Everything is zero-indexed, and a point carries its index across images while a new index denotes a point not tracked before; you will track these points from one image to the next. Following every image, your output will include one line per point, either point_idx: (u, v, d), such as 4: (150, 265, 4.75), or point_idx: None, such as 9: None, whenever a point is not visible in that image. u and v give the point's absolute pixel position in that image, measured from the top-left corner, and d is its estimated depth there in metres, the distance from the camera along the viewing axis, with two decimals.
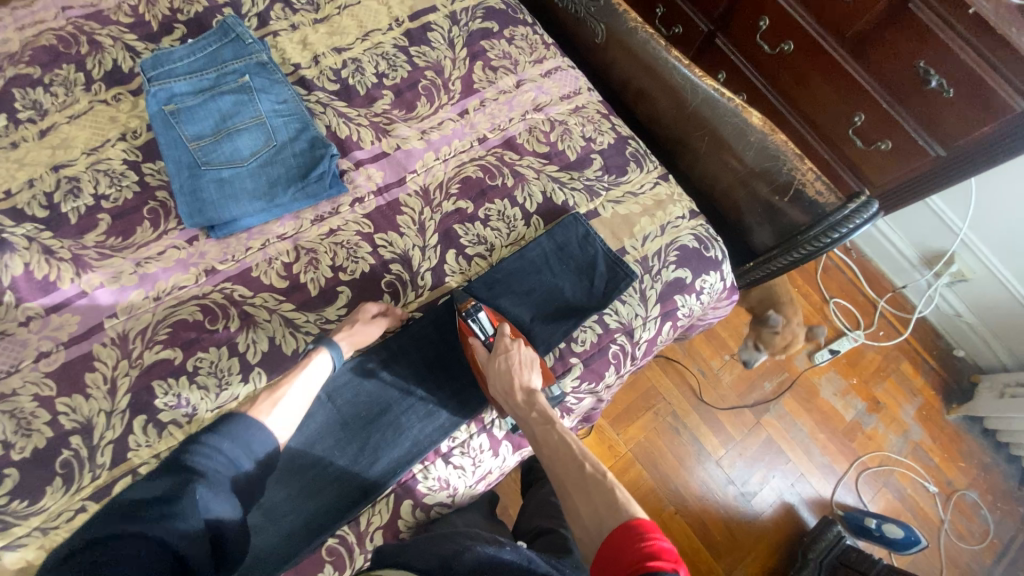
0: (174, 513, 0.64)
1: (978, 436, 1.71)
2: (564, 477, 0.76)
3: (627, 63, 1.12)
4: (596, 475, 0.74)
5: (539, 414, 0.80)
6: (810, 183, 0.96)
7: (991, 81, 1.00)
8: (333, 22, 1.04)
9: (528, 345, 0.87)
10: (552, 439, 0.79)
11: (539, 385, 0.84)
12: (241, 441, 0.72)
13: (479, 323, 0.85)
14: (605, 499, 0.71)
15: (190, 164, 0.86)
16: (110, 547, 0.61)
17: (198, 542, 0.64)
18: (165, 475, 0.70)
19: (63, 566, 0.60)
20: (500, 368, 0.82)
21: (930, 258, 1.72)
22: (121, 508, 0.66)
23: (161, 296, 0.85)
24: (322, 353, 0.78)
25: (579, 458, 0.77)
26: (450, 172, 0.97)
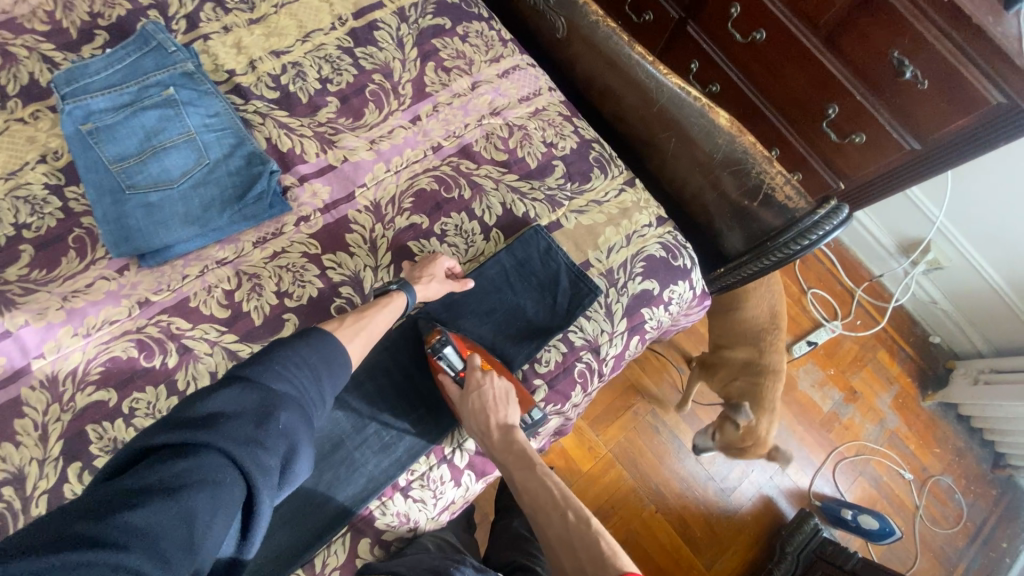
0: (258, 436, 0.56)
1: (953, 422, 1.73)
2: (547, 527, 0.80)
3: (590, 59, 1.06)
4: (579, 525, 0.78)
5: (519, 456, 0.80)
6: (780, 187, 0.93)
7: (969, 75, 0.96)
8: (269, 23, 0.96)
9: (500, 374, 0.83)
10: (532, 486, 0.81)
11: (516, 418, 0.81)
12: (325, 366, 0.68)
13: (448, 359, 0.80)
14: (589, 551, 0.74)
15: (113, 189, 0.79)
16: (197, 464, 0.50)
17: (272, 475, 0.56)
18: (240, 386, 0.60)
19: (123, 482, 0.47)
20: (473, 408, 0.78)
21: (907, 246, 1.70)
22: (189, 417, 0.55)
23: (91, 332, 0.79)
24: (404, 296, 0.81)
25: (560, 507, 0.80)
26: (403, 185, 0.91)
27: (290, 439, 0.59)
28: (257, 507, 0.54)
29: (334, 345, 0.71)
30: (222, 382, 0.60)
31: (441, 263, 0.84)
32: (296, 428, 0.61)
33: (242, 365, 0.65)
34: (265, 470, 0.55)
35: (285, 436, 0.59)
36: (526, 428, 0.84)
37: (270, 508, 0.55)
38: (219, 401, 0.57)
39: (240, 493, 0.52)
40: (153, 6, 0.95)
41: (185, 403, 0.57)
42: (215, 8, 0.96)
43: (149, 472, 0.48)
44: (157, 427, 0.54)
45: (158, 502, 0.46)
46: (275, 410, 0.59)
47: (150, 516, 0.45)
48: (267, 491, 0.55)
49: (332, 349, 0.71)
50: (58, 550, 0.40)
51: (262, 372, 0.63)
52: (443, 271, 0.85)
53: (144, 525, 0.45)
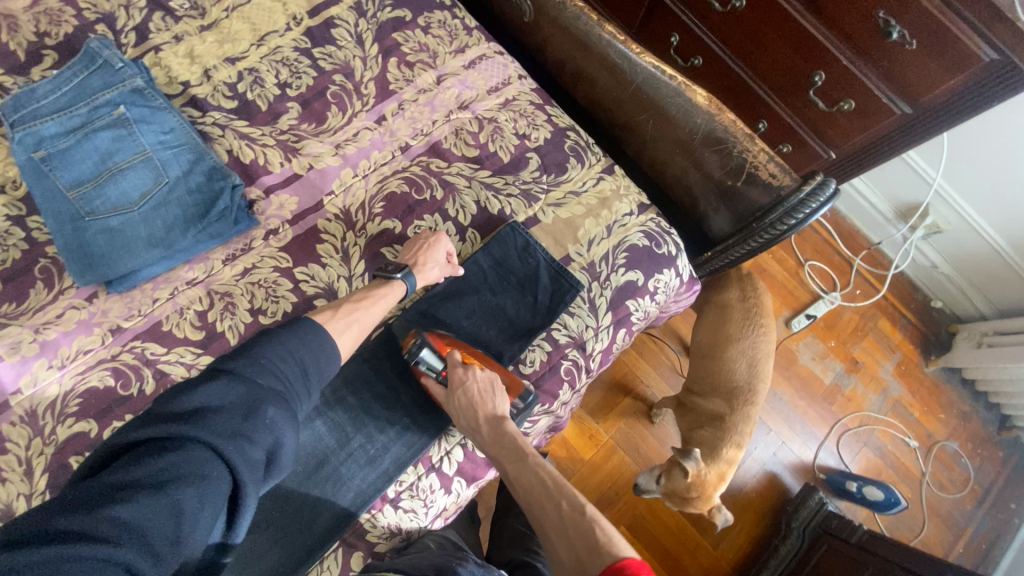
0: (243, 430, 0.55)
1: (957, 386, 1.71)
2: (542, 519, 0.76)
3: (561, 42, 1.02)
4: (574, 514, 0.74)
5: (510, 448, 0.77)
6: (763, 165, 0.88)
7: (959, 33, 0.91)
8: (222, 28, 0.92)
9: (483, 365, 0.81)
10: (525, 476, 0.77)
11: (506, 408, 0.79)
12: (313, 360, 0.68)
13: (427, 362, 0.78)
14: (584, 541, 0.70)
15: (72, 216, 0.77)
16: (183, 458, 0.50)
17: (257, 469, 0.55)
18: (225, 380, 0.59)
19: (108, 477, 0.47)
20: (461, 405, 0.76)
21: (904, 211, 1.65)
22: (174, 412, 0.54)
23: (66, 363, 0.76)
24: (403, 283, 0.80)
25: (554, 497, 0.76)
26: (372, 189, 0.88)
27: (276, 433, 0.59)
28: (244, 498, 0.53)
29: (323, 337, 0.71)
30: (206, 376, 0.59)
31: (433, 246, 0.82)
32: (282, 422, 0.60)
33: (227, 358, 0.64)
34: (251, 464, 0.54)
35: (270, 429, 0.58)
36: (517, 415, 0.81)
37: (256, 501, 0.55)
38: (203, 396, 0.56)
39: (226, 487, 0.51)
40: (101, 20, 0.91)
41: (169, 397, 0.56)
42: (165, 17, 0.92)
43: (135, 467, 0.48)
44: (140, 421, 0.53)
45: (145, 497, 0.46)
46: (261, 404, 0.59)
47: (138, 511, 0.45)
48: (253, 484, 0.54)
49: (320, 346, 0.70)
50: (45, 544, 0.40)
51: (247, 365, 0.62)
52: (443, 256, 0.83)
53: (133, 519, 0.45)
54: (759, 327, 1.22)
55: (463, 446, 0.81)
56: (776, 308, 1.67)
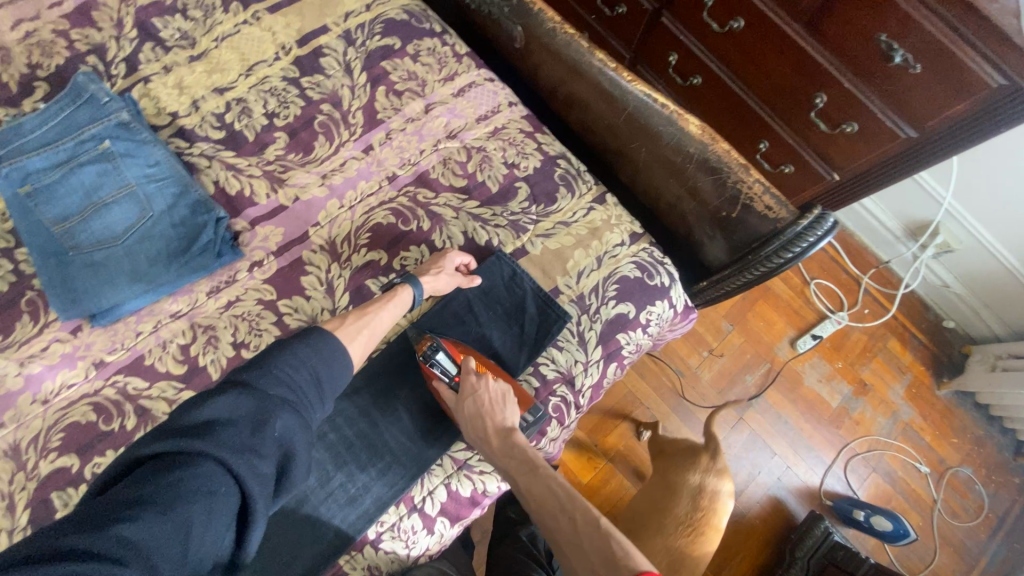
0: (252, 444, 0.53)
1: (971, 410, 1.62)
2: (558, 536, 0.72)
3: (553, 67, 1.00)
4: (588, 526, 0.70)
5: (520, 461, 0.74)
6: (759, 197, 0.86)
7: (966, 59, 0.88)
8: (211, 58, 0.93)
9: (496, 376, 0.79)
10: (537, 489, 0.73)
11: (516, 420, 0.77)
12: (327, 371, 0.67)
13: (441, 365, 0.77)
14: (600, 553, 0.67)
15: (57, 251, 0.77)
16: (191, 474, 0.48)
17: (268, 483, 0.53)
18: (237, 391, 0.58)
19: (120, 493, 0.46)
20: (471, 413, 0.74)
21: (914, 229, 1.60)
22: (185, 426, 0.53)
23: (49, 399, 0.74)
24: (410, 290, 0.80)
25: (568, 510, 0.72)
26: (358, 221, 0.87)
27: (285, 445, 0.57)
28: (252, 515, 0.51)
29: (335, 349, 0.70)
30: (218, 388, 0.58)
31: (449, 258, 0.83)
32: (292, 432, 0.58)
33: (240, 371, 0.63)
34: (259, 479, 0.52)
35: (280, 441, 0.57)
36: (527, 428, 0.79)
37: (265, 517, 0.52)
38: (216, 408, 0.55)
39: (233, 503, 0.50)
40: (93, 51, 0.91)
41: (182, 410, 0.55)
42: (155, 48, 0.93)
43: (143, 483, 0.47)
44: (154, 435, 0.52)
45: (152, 514, 0.44)
46: (271, 415, 0.57)
47: (145, 529, 0.44)
48: (261, 500, 0.52)
49: (336, 356, 0.70)
50: (52, 561, 0.39)
51: (259, 377, 0.61)
52: (454, 266, 0.84)
53: (139, 537, 0.43)
54: (697, 535, 0.99)
55: (447, 485, 0.78)
56: (780, 328, 1.63)
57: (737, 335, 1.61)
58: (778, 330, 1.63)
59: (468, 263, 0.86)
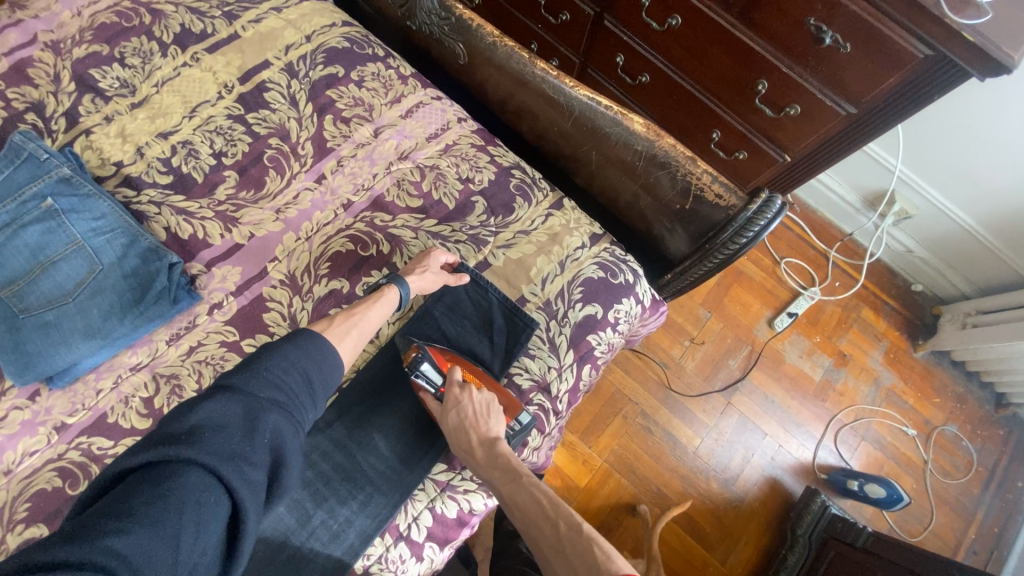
0: (242, 451, 0.53)
1: (949, 368, 1.65)
2: (542, 544, 0.70)
3: (499, 81, 1.02)
4: (570, 534, 0.69)
5: (504, 469, 0.75)
6: (708, 187, 0.88)
7: (891, 33, 0.91)
8: (153, 103, 0.92)
9: (480, 385, 0.80)
10: (520, 498, 0.73)
11: (502, 428, 0.77)
12: (318, 373, 0.67)
13: (426, 377, 0.78)
14: (583, 558, 0.66)
15: (5, 316, 0.74)
16: (181, 483, 0.47)
17: (258, 491, 0.53)
18: (224, 396, 0.57)
19: (108, 506, 0.45)
20: (453, 425, 0.75)
21: (872, 199, 1.64)
22: (172, 434, 0.52)
23: (12, 469, 0.71)
24: (397, 289, 0.80)
25: (551, 517, 0.71)
26: (317, 251, 0.86)
27: (276, 448, 0.57)
28: (244, 524, 0.50)
29: (331, 355, 0.69)
30: (204, 394, 0.57)
31: (435, 256, 0.84)
32: (282, 436, 0.58)
33: (227, 376, 0.62)
34: (251, 486, 0.51)
35: (270, 446, 0.56)
36: (513, 436, 0.79)
37: (257, 526, 0.52)
38: (204, 414, 0.54)
39: (224, 512, 0.49)
40: (30, 109, 0.90)
41: (170, 418, 0.54)
42: (94, 99, 0.92)
43: (132, 494, 0.46)
44: (141, 444, 0.51)
45: (142, 527, 0.43)
46: (261, 419, 0.57)
47: (135, 541, 0.42)
48: (253, 509, 0.51)
49: (331, 359, 0.69)
50: None
51: (248, 381, 0.60)
52: (438, 264, 0.84)
53: (129, 550, 0.42)
54: None
55: (431, 509, 0.77)
56: (756, 310, 1.66)
57: (715, 322, 1.63)
58: (755, 312, 1.65)
59: (451, 261, 0.86)
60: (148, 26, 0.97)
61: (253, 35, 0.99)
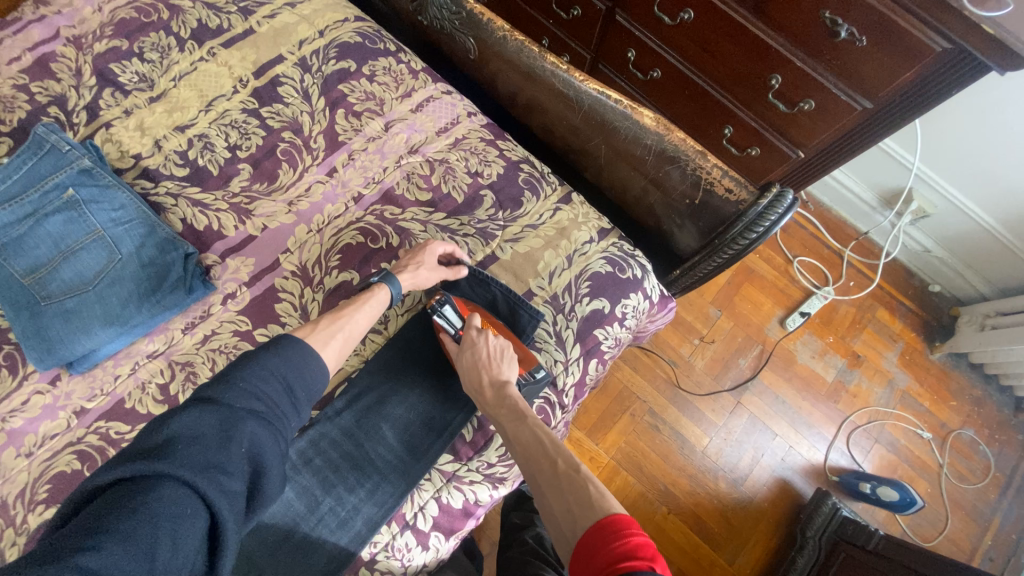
0: (218, 461, 0.52)
1: (966, 371, 1.61)
2: (538, 479, 0.70)
3: (509, 75, 1.02)
4: (568, 471, 0.69)
5: (510, 409, 0.75)
6: (718, 182, 0.87)
7: (908, 26, 0.89)
8: (170, 97, 0.94)
9: (498, 333, 0.83)
10: (524, 436, 0.73)
11: (514, 375, 0.79)
12: (300, 381, 0.67)
13: (447, 318, 0.84)
14: (577, 496, 0.65)
15: (29, 302, 0.77)
16: (153, 497, 0.47)
17: (237, 501, 0.52)
18: (200, 407, 0.57)
19: (78, 525, 0.45)
20: (467, 363, 0.79)
21: (888, 198, 1.61)
22: (144, 448, 0.51)
23: (33, 451, 0.73)
24: (387, 288, 0.81)
25: (551, 456, 0.70)
26: (328, 243, 0.88)
27: (254, 458, 0.57)
28: (224, 534, 0.50)
29: (314, 366, 0.70)
30: (179, 406, 0.57)
31: (432, 250, 0.84)
32: (261, 444, 0.58)
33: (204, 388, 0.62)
34: (229, 496, 0.51)
35: (247, 457, 0.56)
36: (526, 385, 0.80)
37: (238, 535, 0.51)
38: (177, 426, 0.54)
39: (202, 524, 0.48)
40: (53, 102, 0.92)
41: (143, 432, 0.54)
42: (114, 93, 0.94)
43: (103, 511, 0.45)
44: (113, 460, 0.50)
45: (113, 544, 0.43)
46: (238, 428, 0.57)
47: (106, 559, 0.42)
48: (233, 518, 0.51)
49: (311, 367, 0.69)
50: None
51: (225, 391, 0.60)
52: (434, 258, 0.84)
53: (100, 567, 0.41)
54: None
55: (437, 499, 0.78)
56: (768, 309, 1.64)
57: (726, 320, 1.62)
58: (766, 311, 1.63)
59: (457, 257, 0.87)
60: (166, 22, 0.99)
61: (268, 31, 1.00)
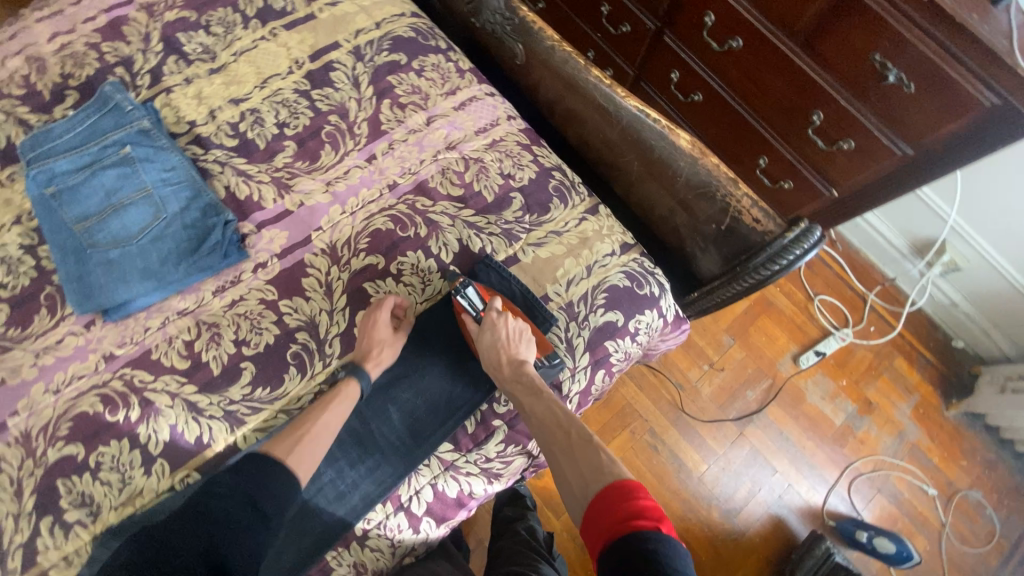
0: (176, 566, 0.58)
1: (981, 432, 1.57)
2: (553, 447, 0.75)
3: (552, 84, 1.05)
4: (581, 441, 0.75)
5: (526, 385, 0.79)
6: (748, 210, 0.89)
7: (957, 76, 0.89)
8: (229, 71, 0.99)
9: (517, 317, 0.85)
10: (540, 410, 0.77)
11: (532, 357, 0.82)
12: (266, 493, 0.67)
13: (469, 299, 0.84)
14: (591, 462, 0.73)
15: (75, 248, 0.82)
16: None
17: None
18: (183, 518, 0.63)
19: None
20: (488, 344, 0.81)
21: (920, 247, 1.59)
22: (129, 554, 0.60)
23: (61, 389, 0.78)
24: (356, 382, 0.78)
25: (565, 425, 0.76)
26: (359, 226, 0.91)
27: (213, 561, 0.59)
28: None
29: (277, 475, 0.69)
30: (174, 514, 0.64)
31: (382, 308, 0.83)
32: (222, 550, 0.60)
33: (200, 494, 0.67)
34: None
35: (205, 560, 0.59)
36: (543, 369, 0.83)
37: None
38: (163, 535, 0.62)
39: None
40: (120, 64, 0.98)
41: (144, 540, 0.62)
42: (178, 61, 0.99)
43: None
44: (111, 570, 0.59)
45: None
46: (195, 535, 0.61)
47: None
48: None
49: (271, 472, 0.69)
50: None
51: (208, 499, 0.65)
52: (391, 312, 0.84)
53: None
54: None
55: (433, 485, 0.80)
56: (782, 344, 1.62)
57: (738, 349, 1.61)
58: (780, 346, 1.62)
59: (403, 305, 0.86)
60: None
61: (328, 18, 1.05)
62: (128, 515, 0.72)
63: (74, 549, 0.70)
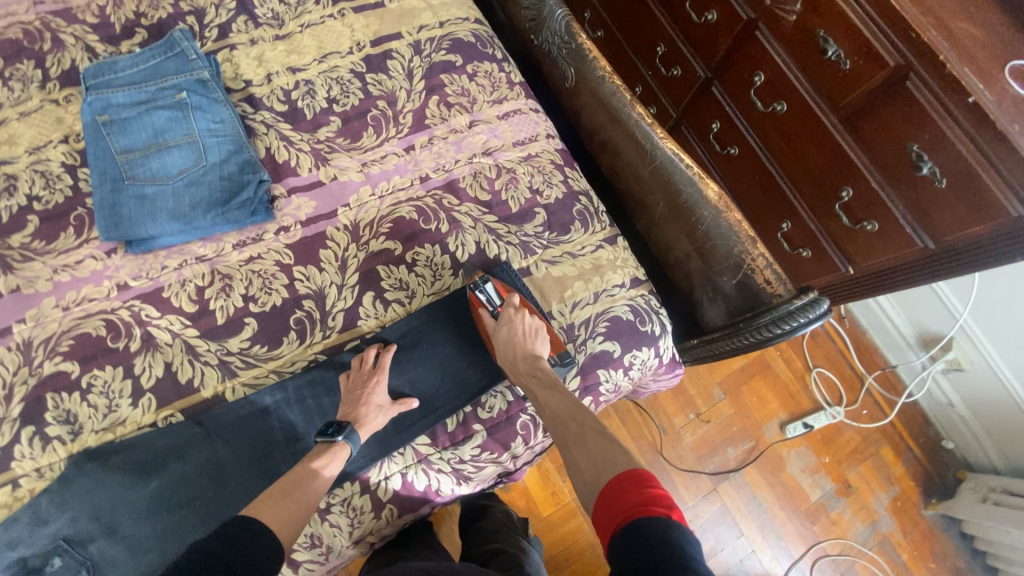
0: None
1: (955, 538, 1.55)
2: (567, 437, 0.73)
3: (595, 112, 1.07)
4: (594, 431, 0.71)
5: (542, 377, 0.79)
6: (760, 270, 0.90)
7: (989, 183, 0.89)
8: (293, 40, 1.03)
9: (534, 313, 0.86)
10: (554, 403, 0.76)
11: (546, 353, 0.83)
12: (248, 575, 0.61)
13: (487, 294, 0.86)
14: (604, 452, 0.68)
15: (114, 177, 0.85)
16: None
17: None
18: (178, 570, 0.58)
19: None
20: (505, 338, 0.82)
21: (927, 340, 1.58)
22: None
23: (70, 307, 0.81)
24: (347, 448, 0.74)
25: (577, 417, 0.74)
26: (384, 210, 0.94)
27: None
28: None
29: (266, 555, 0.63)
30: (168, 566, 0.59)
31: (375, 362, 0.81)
32: None
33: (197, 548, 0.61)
34: None
35: None
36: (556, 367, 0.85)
37: None
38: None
39: None
40: (192, 13, 1.02)
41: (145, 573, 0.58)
42: (247, 22, 1.03)
43: None
44: None
45: None
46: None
47: None
48: None
49: (255, 544, 0.63)
50: None
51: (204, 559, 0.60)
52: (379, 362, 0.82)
53: None
54: None
55: (403, 474, 0.81)
56: (772, 408, 1.61)
57: (727, 405, 1.60)
58: (769, 410, 1.61)
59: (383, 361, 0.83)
60: None
61: (396, 8, 1.09)
62: (106, 441, 0.74)
63: (49, 463, 0.72)
